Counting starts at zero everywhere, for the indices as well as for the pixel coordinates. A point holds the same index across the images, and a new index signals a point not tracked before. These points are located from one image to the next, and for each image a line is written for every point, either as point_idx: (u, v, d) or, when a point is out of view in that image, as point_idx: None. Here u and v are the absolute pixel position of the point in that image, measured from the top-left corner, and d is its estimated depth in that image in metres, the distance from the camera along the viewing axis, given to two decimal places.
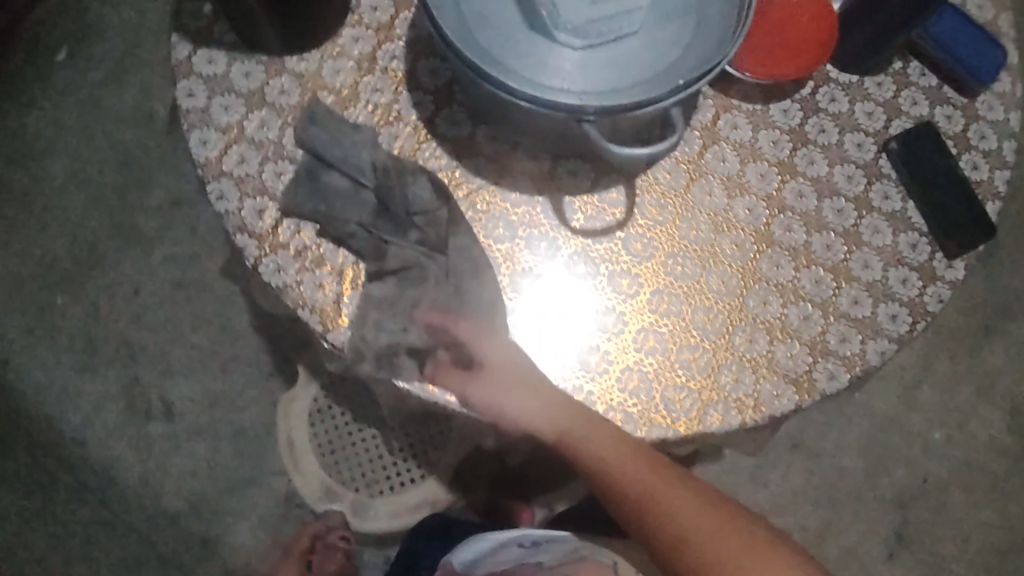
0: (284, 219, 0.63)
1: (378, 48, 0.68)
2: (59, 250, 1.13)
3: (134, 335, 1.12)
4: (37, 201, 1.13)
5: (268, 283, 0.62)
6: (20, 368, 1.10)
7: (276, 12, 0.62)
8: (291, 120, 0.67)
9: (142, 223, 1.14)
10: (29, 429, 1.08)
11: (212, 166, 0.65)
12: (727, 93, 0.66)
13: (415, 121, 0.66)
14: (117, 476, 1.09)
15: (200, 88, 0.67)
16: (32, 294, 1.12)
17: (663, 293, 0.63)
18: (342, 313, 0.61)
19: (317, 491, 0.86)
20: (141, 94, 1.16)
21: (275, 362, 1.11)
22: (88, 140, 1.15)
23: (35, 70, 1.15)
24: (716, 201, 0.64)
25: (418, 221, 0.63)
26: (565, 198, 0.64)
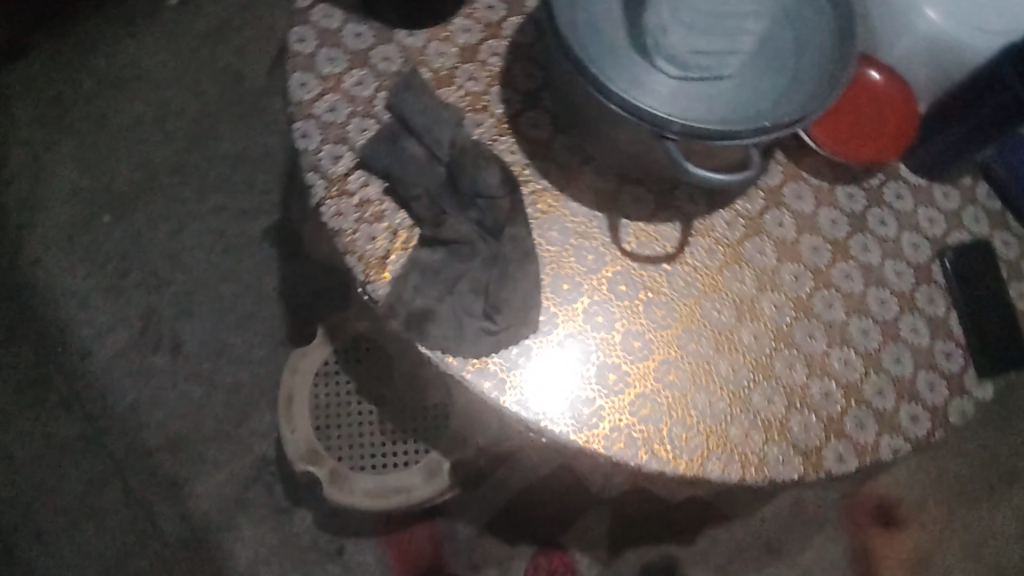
0: (356, 170, 0.66)
1: (482, 43, 0.71)
2: (119, 170, 1.15)
3: (164, 269, 1.13)
4: (113, 121, 1.17)
5: (326, 225, 0.65)
6: (51, 271, 1.12)
7: None
8: (386, 85, 0.70)
9: (204, 166, 1.16)
10: (40, 331, 1.10)
11: (304, 107, 0.69)
12: (798, 165, 0.69)
13: (500, 115, 0.69)
14: (108, 398, 1.09)
15: (311, 37, 0.71)
16: (83, 205, 1.14)
17: (694, 332, 0.63)
18: (386, 268, 0.63)
19: (301, 449, 0.83)
20: (238, 52, 1.21)
21: (290, 332, 1.12)
22: (177, 79, 1.19)
23: (149, 6, 1.22)
24: (765, 259, 0.66)
25: (481, 203, 0.64)
26: (622, 220, 0.66)
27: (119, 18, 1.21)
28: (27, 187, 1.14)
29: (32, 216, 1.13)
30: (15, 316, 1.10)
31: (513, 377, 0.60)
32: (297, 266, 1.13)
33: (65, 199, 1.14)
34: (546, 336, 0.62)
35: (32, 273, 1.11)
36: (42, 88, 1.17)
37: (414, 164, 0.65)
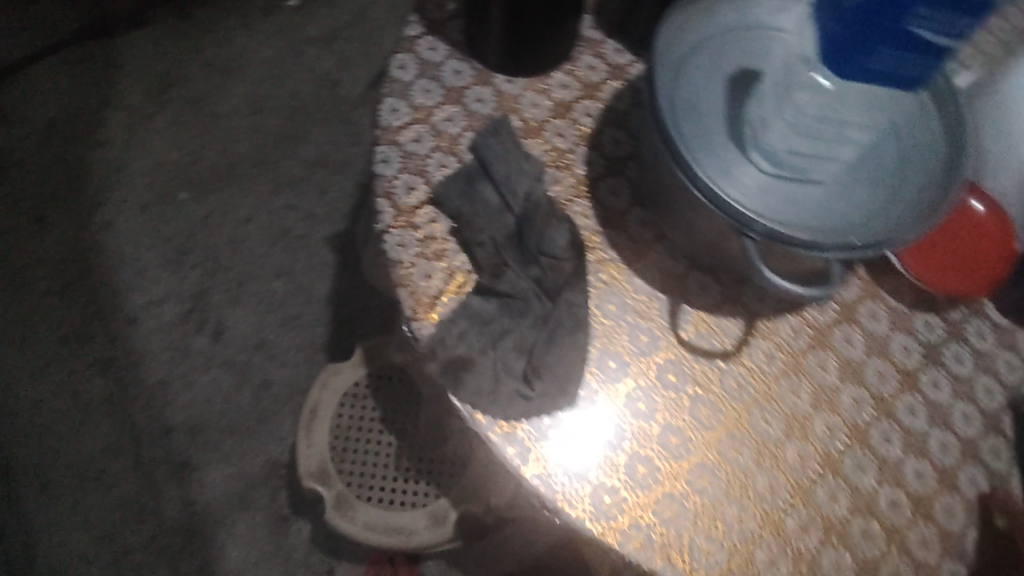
0: (427, 205, 0.66)
1: (577, 101, 0.70)
2: (204, 152, 1.17)
3: (225, 255, 1.13)
4: (208, 104, 1.19)
5: (385, 252, 0.64)
6: (119, 236, 1.14)
7: (513, 30, 0.65)
8: (474, 126, 0.69)
9: (283, 164, 1.17)
10: (94, 291, 1.12)
11: (389, 132, 0.68)
12: (878, 283, 0.65)
13: (582, 175, 0.67)
14: (143, 369, 1.10)
15: (412, 65, 0.71)
16: (162, 178, 1.16)
17: (736, 440, 0.59)
18: (436, 309, 0.62)
19: (312, 467, 0.83)
20: (339, 61, 1.23)
21: (331, 341, 1.10)
22: (277, 75, 1.21)
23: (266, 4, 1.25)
24: (827, 376, 0.62)
25: (544, 261, 0.62)
26: (684, 305, 0.63)
27: (237, 10, 1.25)
28: (116, 151, 1.17)
29: (114, 179, 1.16)
30: (76, 272, 1.12)
31: (539, 449, 0.58)
32: (350, 279, 1.13)
33: (146, 170, 1.16)
34: (582, 413, 0.59)
35: (102, 234, 1.14)
36: (151, 62, 1.21)
37: (485, 210, 0.64)
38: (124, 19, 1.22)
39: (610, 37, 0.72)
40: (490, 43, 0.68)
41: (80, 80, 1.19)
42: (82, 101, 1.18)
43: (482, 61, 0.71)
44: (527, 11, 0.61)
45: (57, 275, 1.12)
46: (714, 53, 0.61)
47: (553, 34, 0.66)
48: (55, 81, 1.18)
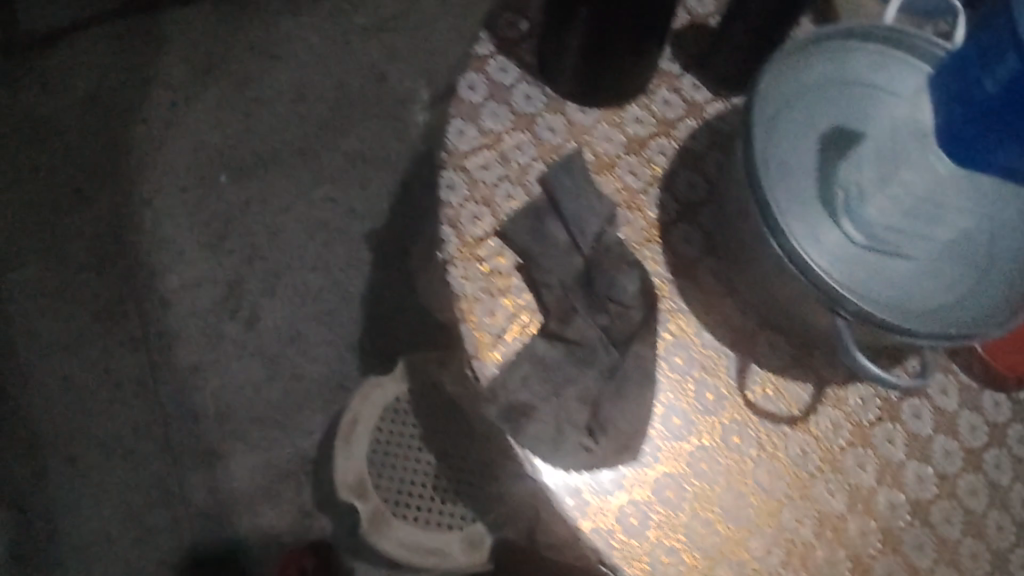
0: (492, 238, 0.64)
1: (651, 138, 0.67)
2: (246, 137, 1.15)
3: (263, 243, 1.11)
4: (252, 89, 1.16)
5: (449, 287, 0.62)
6: (157, 215, 1.12)
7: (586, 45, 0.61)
8: (545, 157, 0.67)
9: (325, 156, 1.14)
10: (130, 270, 1.10)
11: (457, 157, 0.66)
12: (948, 356, 0.64)
13: (653, 219, 0.65)
14: (175, 352, 1.08)
15: (482, 87, 0.69)
16: (201, 160, 1.14)
17: (799, 510, 0.58)
18: (498, 349, 0.60)
19: (349, 479, 0.87)
20: (387, 53, 1.19)
21: (363, 342, 1.07)
22: (323, 66, 1.18)
23: None
24: (893, 450, 0.61)
25: (612, 308, 0.60)
26: (752, 365, 0.61)
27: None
28: (157, 129, 1.14)
29: (154, 158, 1.13)
30: (113, 249, 1.10)
31: (598, 502, 0.57)
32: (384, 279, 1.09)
33: (187, 150, 1.14)
34: (644, 469, 0.58)
35: (139, 212, 1.11)
36: (196, 40, 1.18)
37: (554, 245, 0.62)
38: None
39: (688, 71, 0.70)
40: (565, 67, 0.65)
41: (123, 54, 1.16)
42: (125, 73, 1.15)
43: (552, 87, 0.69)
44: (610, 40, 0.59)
45: (93, 250, 1.10)
46: (809, 109, 0.58)
47: (634, 65, 0.63)
48: (97, 48, 1.15)
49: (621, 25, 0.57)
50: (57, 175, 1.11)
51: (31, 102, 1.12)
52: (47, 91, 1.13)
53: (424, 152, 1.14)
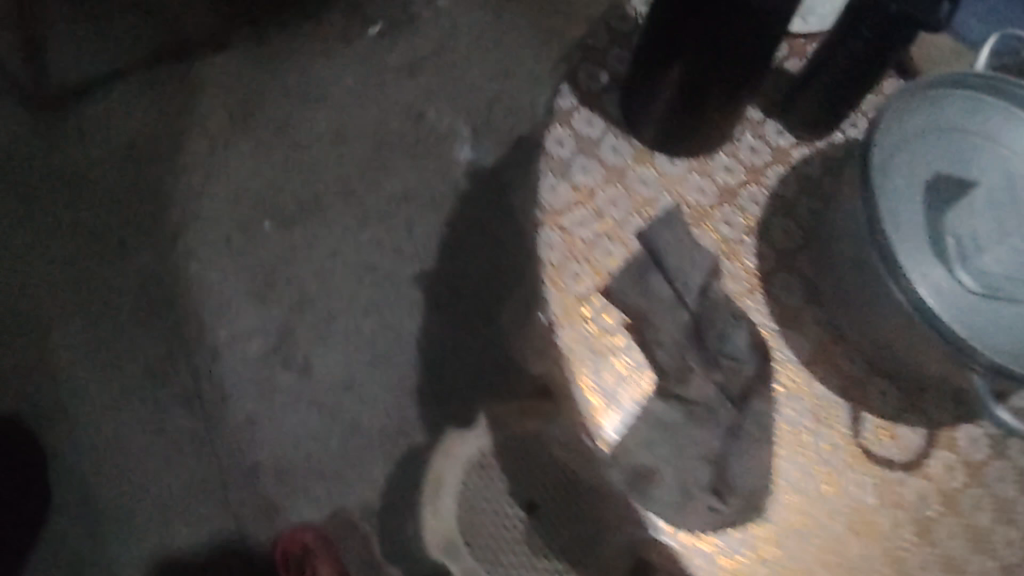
0: (598, 298, 0.64)
1: (743, 186, 0.68)
2: (287, 184, 1.14)
3: (312, 291, 1.10)
4: (291, 136, 1.16)
5: (557, 349, 0.63)
6: (201, 265, 1.11)
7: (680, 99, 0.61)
8: (640, 211, 0.67)
9: (368, 199, 1.13)
10: (177, 322, 1.09)
11: (553, 215, 0.66)
12: None
13: (754, 270, 0.65)
14: (230, 405, 1.07)
15: (570, 141, 0.68)
16: (243, 209, 1.13)
17: (924, 556, 0.59)
18: (617, 412, 0.61)
19: (439, 537, 0.99)
20: (424, 94, 1.18)
21: (418, 384, 1.06)
22: (361, 108, 1.18)
23: (345, 30, 1.21)
24: (1008, 490, 0.61)
25: (724, 363, 0.61)
26: (863, 413, 0.63)
27: (318, 37, 1.21)
28: (196, 180, 1.13)
29: (196, 208, 1.13)
30: (158, 301, 1.09)
31: (729, 563, 0.57)
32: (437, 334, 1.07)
33: (229, 200, 1.13)
34: (768, 527, 0.59)
35: (184, 263, 1.11)
36: (229, 87, 1.17)
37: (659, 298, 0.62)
38: (202, 39, 1.19)
39: (770, 117, 0.70)
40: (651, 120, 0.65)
41: (157, 100, 1.15)
42: (163, 121, 1.15)
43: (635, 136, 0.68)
44: (704, 89, 0.58)
45: (140, 303, 1.09)
46: (909, 157, 0.58)
47: (724, 115, 0.63)
48: (131, 97, 1.15)
49: (716, 75, 0.56)
50: (99, 229, 1.10)
51: (67, 152, 1.12)
52: (84, 144, 1.12)
53: (470, 191, 1.13)
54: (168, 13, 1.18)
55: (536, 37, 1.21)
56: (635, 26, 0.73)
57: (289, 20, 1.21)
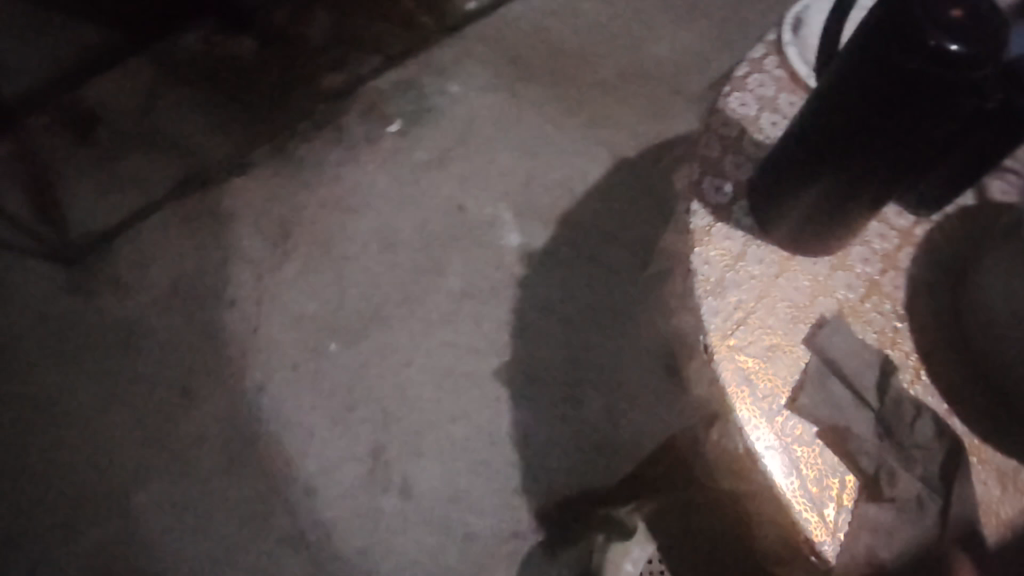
0: (788, 414, 0.66)
1: (882, 274, 0.72)
2: (343, 300, 1.12)
3: (394, 405, 1.06)
4: (337, 248, 1.15)
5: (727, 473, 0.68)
6: (274, 399, 1.07)
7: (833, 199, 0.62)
8: (800, 318, 0.69)
9: (429, 299, 1.11)
10: (261, 462, 1.04)
11: (722, 338, 0.67)
12: None
13: (915, 354, 0.69)
14: (337, 542, 1.01)
15: (717, 259, 0.70)
16: (306, 333, 1.10)
17: None
18: (835, 523, 0.63)
19: None
20: (460, 183, 1.18)
21: (526, 480, 1.02)
22: (400, 209, 1.17)
23: (367, 133, 1.24)
24: None
25: (919, 453, 0.63)
26: None
27: (341, 144, 1.23)
28: (250, 311, 1.12)
29: (256, 339, 1.10)
30: (236, 445, 1.05)
31: None
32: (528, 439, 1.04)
33: (290, 325, 1.11)
34: None
35: (252, 395, 1.07)
36: (262, 209, 1.19)
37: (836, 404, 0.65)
38: (220, 164, 1.24)
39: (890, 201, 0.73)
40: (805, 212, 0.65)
41: (191, 233, 1.18)
42: (205, 256, 1.16)
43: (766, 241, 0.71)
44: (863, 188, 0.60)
45: (219, 451, 1.05)
46: None
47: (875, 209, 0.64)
48: (168, 239, 1.18)
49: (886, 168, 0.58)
50: (155, 376, 1.08)
51: (116, 305, 1.13)
52: (125, 294, 1.14)
53: (528, 276, 1.12)
54: (190, 145, 1.27)
55: (556, 107, 1.24)
56: (743, 131, 0.74)
57: (310, 130, 1.25)
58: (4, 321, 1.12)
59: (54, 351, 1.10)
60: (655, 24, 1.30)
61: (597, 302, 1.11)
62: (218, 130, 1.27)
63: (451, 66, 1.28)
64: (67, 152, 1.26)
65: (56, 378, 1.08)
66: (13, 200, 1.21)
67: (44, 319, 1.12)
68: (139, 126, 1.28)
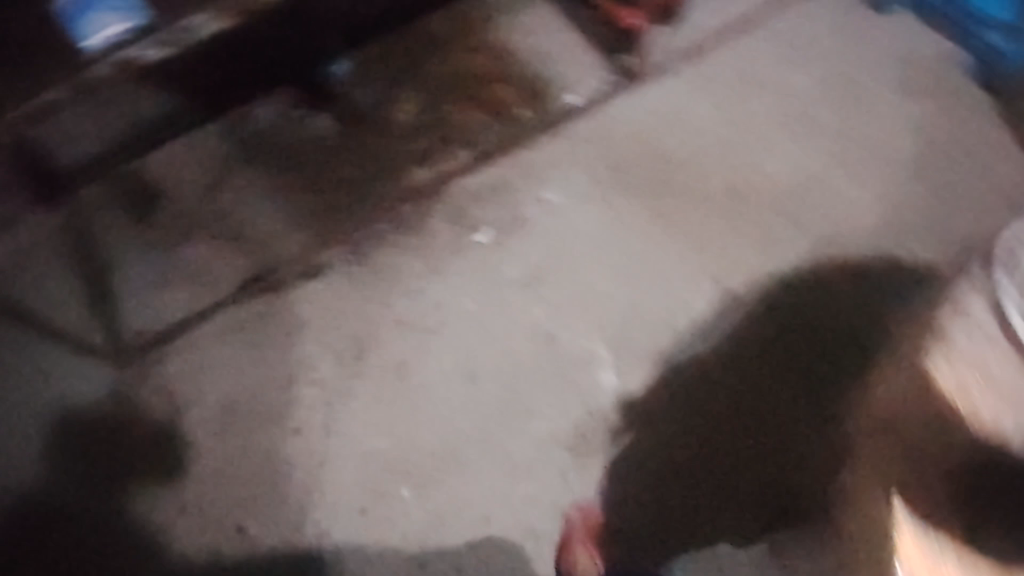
0: None
1: None
2: (417, 437, 1.05)
3: (470, 566, 1.00)
4: (414, 376, 1.08)
5: None
6: (339, 549, 1.02)
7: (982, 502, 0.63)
8: None
9: (512, 444, 1.04)
10: None
11: None
12: None
13: None
14: None
15: None
16: (376, 473, 1.04)
17: None
18: None
19: None
20: (552, 309, 1.10)
21: None
22: (484, 336, 1.09)
23: (453, 241, 1.16)
24: None
25: None
26: None
27: (423, 252, 1.15)
28: (319, 450, 1.06)
29: (323, 475, 1.05)
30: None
31: None
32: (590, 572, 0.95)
33: (358, 463, 1.05)
34: None
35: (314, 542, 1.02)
36: (335, 323, 1.12)
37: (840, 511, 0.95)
38: (290, 263, 1.16)
39: None
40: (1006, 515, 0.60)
41: (256, 347, 1.12)
42: (274, 375, 1.10)
43: (953, 516, 0.72)
44: None
45: None
46: None
47: None
48: (232, 351, 1.12)
49: None
50: (213, 507, 1.05)
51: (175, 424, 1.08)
52: (184, 409, 1.09)
53: (624, 428, 1.03)
54: (257, 240, 1.18)
55: (661, 226, 1.15)
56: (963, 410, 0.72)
57: (391, 232, 1.17)
58: (62, 433, 1.08)
59: (107, 464, 1.07)
60: (769, 138, 1.22)
61: (695, 462, 1.02)
62: (291, 223, 1.19)
63: (549, 169, 1.20)
64: (128, 245, 1.18)
65: (113, 503, 1.05)
66: (74, 308, 1.14)
67: (102, 435, 1.08)
68: (202, 211, 1.20)
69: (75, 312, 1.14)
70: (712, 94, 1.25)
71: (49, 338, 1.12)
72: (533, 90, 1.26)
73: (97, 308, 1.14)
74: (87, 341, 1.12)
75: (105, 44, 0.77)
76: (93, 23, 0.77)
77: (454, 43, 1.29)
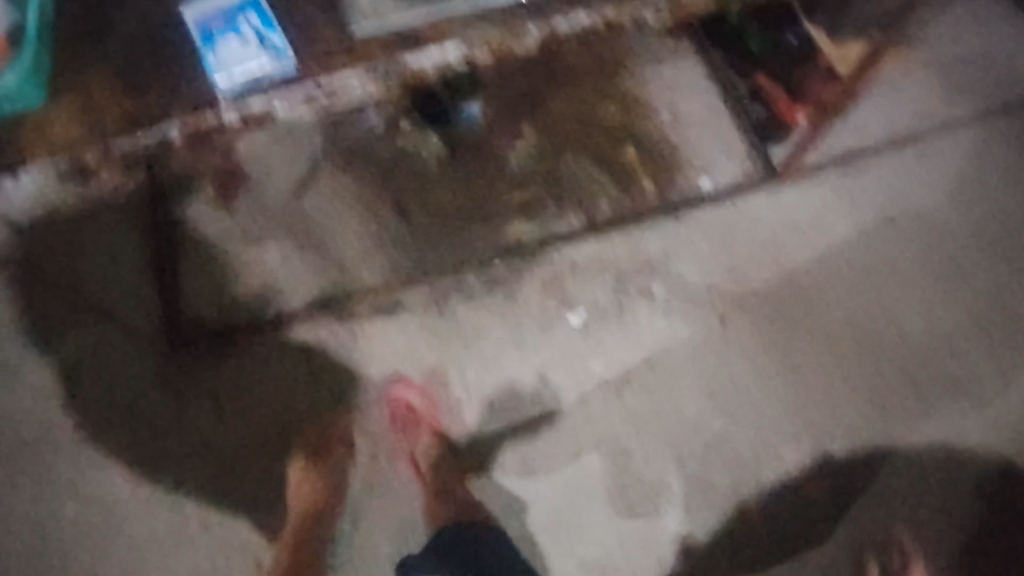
0: None
1: None
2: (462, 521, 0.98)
3: None
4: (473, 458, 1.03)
5: None
6: None
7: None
8: None
9: (557, 562, 0.99)
10: None
11: None
12: None
13: None
14: None
15: None
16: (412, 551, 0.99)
17: None
18: None
19: None
20: (631, 424, 1.03)
21: None
22: (553, 434, 1.03)
23: (541, 314, 1.07)
24: None
25: None
26: None
27: (508, 319, 1.07)
28: (357, 507, 1.01)
29: (354, 538, 1.00)
30: None
31: None
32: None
33: (394, 534, 1.00)
34: None
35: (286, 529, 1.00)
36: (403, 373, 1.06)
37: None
38: (367, 297, 1.07)
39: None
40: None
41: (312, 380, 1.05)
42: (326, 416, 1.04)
43: None
44: None
45: None
46: None
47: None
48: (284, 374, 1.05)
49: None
50: (234, 536, 0.99)
51: (211, 442, 1.02)
52: (223, 421, 1.03)
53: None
54: (337, 258, 1.09)
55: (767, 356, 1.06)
56: None
57: (477, 287, 1.08)
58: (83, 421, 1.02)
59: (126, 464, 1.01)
60: (910, 283, 1.10)
61: None
62: (376, 247, 1.09)
63: (664, 260, 1.09)
64: (195, 227, 1.10)
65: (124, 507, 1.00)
66: (123, 292, 1.07)
67: (129, 432, 1.02)
68: (285, 215, 1.10)
69: (124, 296, 1.06)
70: (854, 216, 1.13)
71: (90, 319, 1.05)
72: (667, 157, 1.13)
73: (157, 293, 1.07)
74: (134, 331, 1.05)
75: (230, 83, 0.81)
76: (221, 50, 0.81)
77: (585, 82, 1.16)
